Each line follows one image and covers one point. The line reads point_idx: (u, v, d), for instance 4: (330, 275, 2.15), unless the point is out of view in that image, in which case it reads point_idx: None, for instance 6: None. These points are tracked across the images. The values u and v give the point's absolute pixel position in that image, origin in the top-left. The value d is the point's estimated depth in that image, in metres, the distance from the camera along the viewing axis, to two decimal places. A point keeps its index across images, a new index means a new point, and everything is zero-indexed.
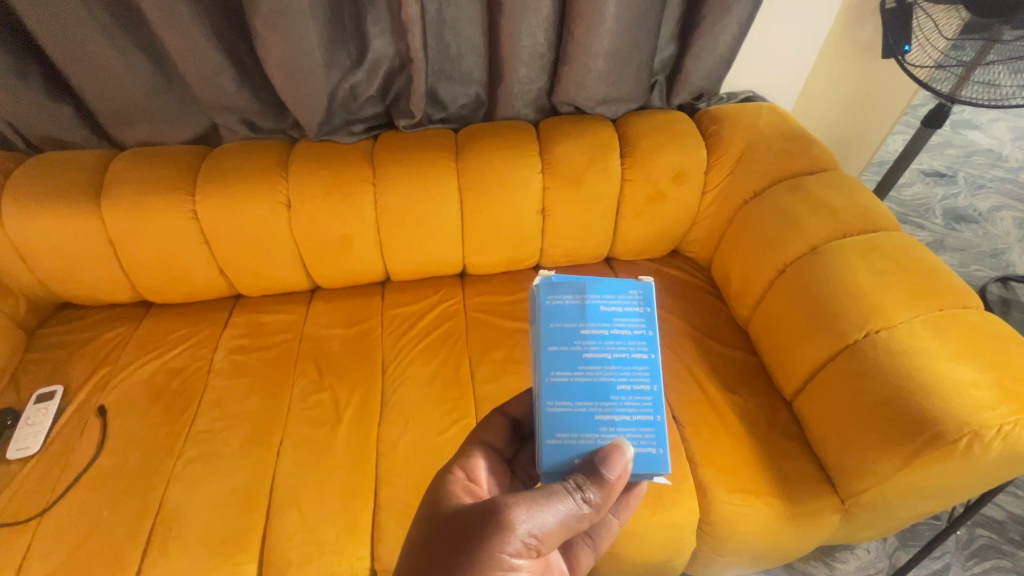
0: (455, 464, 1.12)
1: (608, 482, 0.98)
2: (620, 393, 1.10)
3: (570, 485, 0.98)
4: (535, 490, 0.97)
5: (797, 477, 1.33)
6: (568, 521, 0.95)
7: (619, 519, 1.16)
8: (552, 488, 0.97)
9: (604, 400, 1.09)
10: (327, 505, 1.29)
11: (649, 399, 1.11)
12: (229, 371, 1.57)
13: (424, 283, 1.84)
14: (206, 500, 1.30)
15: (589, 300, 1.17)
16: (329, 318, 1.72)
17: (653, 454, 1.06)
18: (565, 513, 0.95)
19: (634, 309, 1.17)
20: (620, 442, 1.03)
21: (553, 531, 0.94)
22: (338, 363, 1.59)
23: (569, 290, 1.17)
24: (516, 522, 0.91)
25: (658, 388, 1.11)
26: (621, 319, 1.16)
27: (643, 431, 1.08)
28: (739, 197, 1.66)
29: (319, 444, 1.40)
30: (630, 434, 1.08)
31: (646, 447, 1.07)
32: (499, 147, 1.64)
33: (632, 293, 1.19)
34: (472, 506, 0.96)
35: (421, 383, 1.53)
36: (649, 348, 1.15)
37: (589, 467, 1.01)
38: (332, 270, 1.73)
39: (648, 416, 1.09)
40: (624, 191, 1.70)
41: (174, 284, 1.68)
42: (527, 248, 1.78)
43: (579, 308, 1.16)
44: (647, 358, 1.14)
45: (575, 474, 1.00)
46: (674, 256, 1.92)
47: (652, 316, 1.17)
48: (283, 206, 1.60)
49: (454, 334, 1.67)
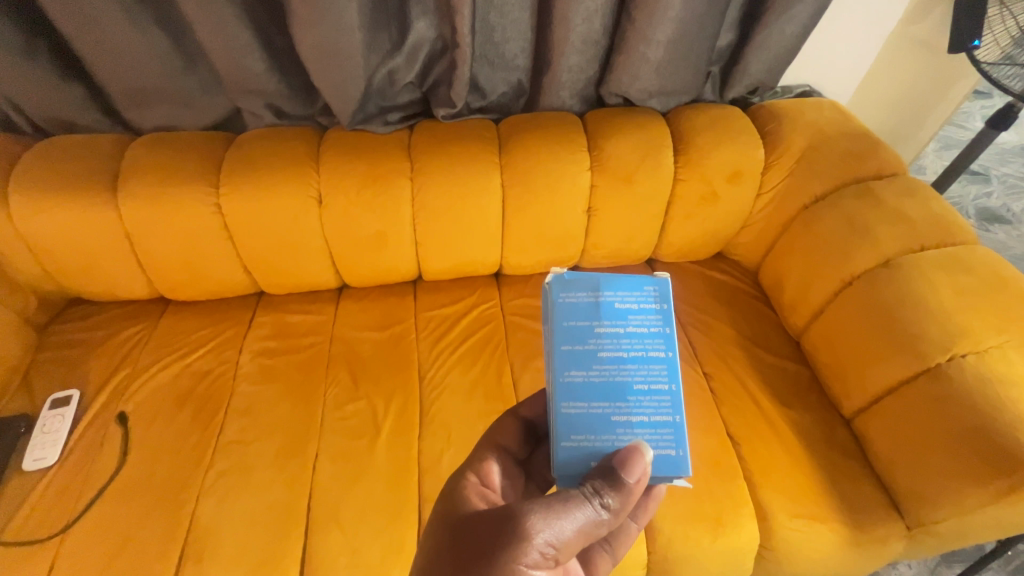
0: (469, 468, 1.12)
1: (626, 487, 0.99)
2: (636, 393, 1.11)
3: (589, 491, 0.99)
4: (552, 499, 0.97)
5: (861, 500, 1.27)
6: (586, 528, 0.96)
7: (638, 523, 1.11)
8: (570, 495, 0.97)
9: (621, 400, 1.10)
10: (370, 524, 1.22)
11: (666, 399, 1.11)
12: (257, 376, 1.48)
13: (457, 283, 1.74)
14: (242, 516, 1.23)
15: (604, 297, 1.17)
16: (360, 320, 1.63)
17: (671, 455, 1.06)
18: (584, 521, 0.95)
19: (650, 306, 1.17)
20: (638, 445, 1.04)
21: (572, 538, 0.94)
22: (372, 369, 1.50)
23: (585, 288, 1.18)
24: (535, 530, 0.91)
25: (675, 387, 1.11)
26: (637, 316, 1.17)
27: (660, 432, 1.09)
28: (798, 201, 1.57)
29: (357, 457, 1.32)
30: (646, 435, 1.09)
31: (664, 448, 1.08)
32: (546, 141, 1.53)
33: (648, 290, 1.20)
34: (489, 513, 0.96)
35: (463, 392, 1.45)
36: (666, 346, 1.15)
37: (606, 472, 1.02)
38: (364, 269, 1.63)
39: (666, 416, 1.10)
40: (676, 190, 1.60)
41: (194, 281, 1.57)
42: (568, 249, 1.68)
43: (594, 306, 1.16)
44: (664, 356, 1.14)
45: (592, 480, 1.00)
46: (719, 259, 1.84)
47: (668, 313, 1.18)
48: (314, 199, 1.49)
49: (493, 340, 1.58)
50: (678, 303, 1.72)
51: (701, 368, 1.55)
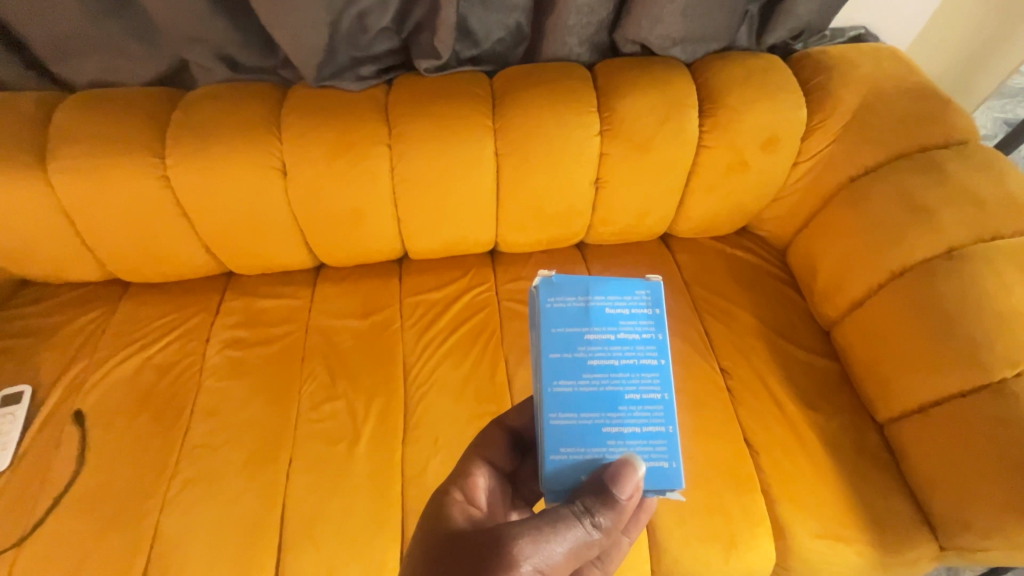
0: (452, 485, 0.95)
1: (620, 504, 0.85)
2: (628, 404, 0.94)
3: (579, 510, 0.84)
4: (540, 519, 0.83)
5: (890, 517, 1.15)
6: (577, 550, 0.83)
7: (632, 537, 0.98)
8: (559, 515, 0.84)
9: (613, 411, 0.93)
10: (349, 540, 1.12)
11: (659, 408, 0.94)
12: (225, 371, 1.34)
13: (447, 263, 1.56)
14: (210, 530, 1.13)
15: (592, 302, 0.98)
16: (339, 305, 1.47)
17: (663, 468, 0.91)
18: (576, 543, 0.82)
19: (641, 312, 0.99)
20: (630, 458, 0.88)
21: (561, 564, 0.81)
22: (353, 364, 1.36)
23: (574, 290, 0.99)
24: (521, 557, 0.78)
25: (668, 396, 0.95)
26: (629, 322, 0.98)
27: (651, 444, 0.93)
28: (843, 173, 1.34)
29: (335, 464, 1.20)
30: (638, 446, 0.93)
31: (656, 461, 0.92)
32: (548, 100, 1.29)
33: (640, 294, 1.00)
34: (471, 538, 0.83)
35: (452, 391, 1.31)
36: (658, 354, 0.97)
37: (597, 486, 0.87)
38: (342, 249, 1.46)
39: (658, 427, 0.93)
40: (699, 159, 1.37)
41: (151, 263, 1.41)
42: (572, 225, 1.49)
43: (584, 311, 0.97)
44: (656, 365, 0.96)
45: (583, 497, 0.86)
46: (742, 234, 1.63)
47: (661, 317, 0.99)
48: (278, 171, 1.28)
49: (486, 329, 1.42)
50: (694, 286, 1.53)
51: (717, 362, 1.38)
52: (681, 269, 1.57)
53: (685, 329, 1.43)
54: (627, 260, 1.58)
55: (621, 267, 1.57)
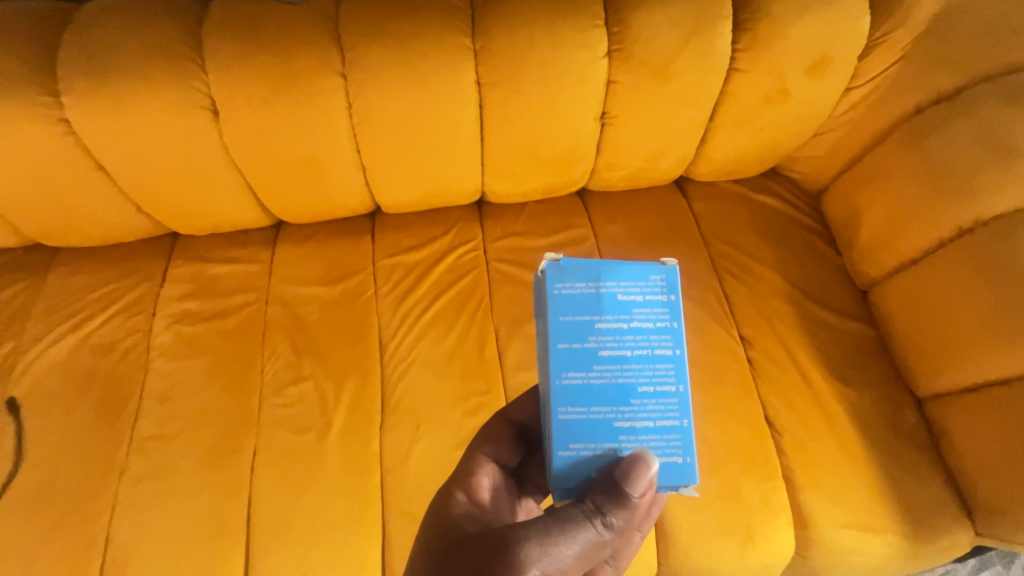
0: (453, 487, 0.81)
1: (635, 502, 0.68)
2: (641, 397, 0.75)
3: (590, 511, 0.68)
4: (546, 519, 0.69)
5: (923, 503, 1.04)
6: (587, 553, 0.67)
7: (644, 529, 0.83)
8: (566, 515, 0.68)
9: (625, 405, 0.74)
10: (326, 538, 1.02)
11: (673, 401, 0.75)
12: (176, 349, 1.18)
13: (427, 217, 1.35)
14: (169, 532, 1.02)
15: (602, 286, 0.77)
16: (304, 270, 1.28)
17: (677, 463, 0.73)
18: (586, 546, 0.67)
19: (656, 298, 0.77)
20: (643, 452, 0.71)
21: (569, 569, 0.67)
22: (322, 339, 1.19)
23: (581, 273, 0.77)
24: (524, 565, 0.64)
25: (685, 387, 0.75)
26: (643, 309, 0.77)
27: (665, 439, 0.74)
28: (908, 101, 1.11)
29: (306, 456, 1.07)
30: (651, 441, 0.74)
31: (668, 457, 0.74)
32: (544, 12, 1.02)
33: (652, 278, 0.78)
34: (472, 544, 0.69)
35: (435, 368, 1.16)
36: (673, 342, 0.76)
37: (607, 482, 0.70)
38: (302, 204, 1.24)
39: (674, 422, 0.74)
40: (730, 87, 1.12)
41: (77, 225, 1.20)
42: (573, 171, 1.26)
43: (594, 298, 0.76)
44: (670, 355, 0.76)
45: (594, 494, 0.69)
46: (769, 177, 1.41)
47: (676, 304, 0.78)
48: (208, 111, 1.04)
49: (473, 296, 1.24)
50: (712, 240, 1.33)
51: (738, 330, 1.21)
52: (698, 219, 1.36)
53: (702, 291, 1.25)
54: (635, 210, 1.37)
55: (629, 219, 1.36)
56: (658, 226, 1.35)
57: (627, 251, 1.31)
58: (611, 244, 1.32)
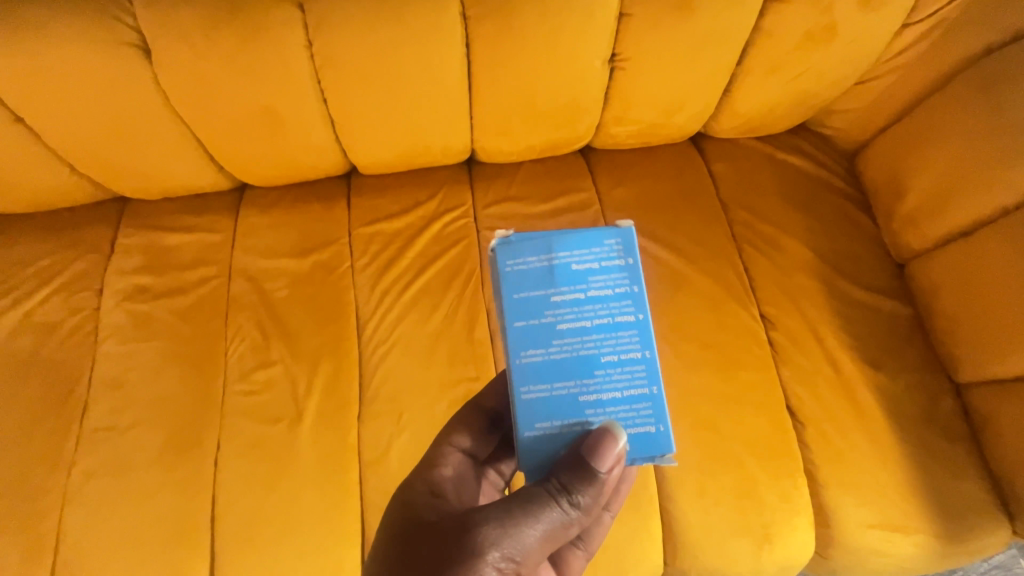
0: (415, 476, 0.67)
1: (604, 475, 0.57)
2: (605, 368, 0.62)
3: (555, 489, 0.58)
4: (506, 499, 0.58)
5: (959, 502, 0.94)
6: (551, 537, 0.57)
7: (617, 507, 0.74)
8: (526, 494, 0.58)
9: (588, 379, 0.62)
10: (299, 540, 0.92)
11: (640, 367, 0.62)
12: (127, 330, 1.05)
13: (410, 179, 1.19)
14: (125, 534, 0.92)
15: (553, 257, 0.63)
16: (272, 240, 1.13)
17: (651, 433, 0.62)
18: (553, 526, 0.57)
19: (614, 263, 0.64)
20: (609, 426, 0.59)
21: (533, 555, 0.57)
22: (292, 319, 1.06)
23: (528, 245, 0.64)
24: (482, 553, 0.54)
25: (652, 351, 0.62)
26: (598, 277, 0.63)
27: (634, 408, 0.62)
28: (980, 40, 0.98)
29: (275, 449, 0.96)
30: (620, 413, 0.62)
31: (638, 427, 0.62)
32: None
33: (604, 243, 0.64)
34: (428, 533, 0.59)
35: (419, 352, 1.03)
36: (636, 307, 0.63)
37: (572, 461, 0.58)
38: (267, 164, 1.09)
39: (643, 390, 0.62)
40: (765, 25, 0.96)
41: (8, 188, 1.06)
42: (576, 125, 1.11)
43: (545, 272, 0.63)
44: (634, 322, 0.63)
45: (559, 472, 0.58)
46: (796, 134, 1.26)
47: (636, 267, 0.64)
48: (139, 51, 0.87)
49: (462, 270, 1.10)
50: (731, 207, 1.18)
51: (758, 309, 1.08)
52: (717, 182, 1.21)
53: (718, 264, 1.11)
54: (646, 172, 1.21)
55: (639, 181, 1.20)
56: (671, 190, 1.19)
57: (636, 219, 1.16)
58: (618, 211, 1.17)
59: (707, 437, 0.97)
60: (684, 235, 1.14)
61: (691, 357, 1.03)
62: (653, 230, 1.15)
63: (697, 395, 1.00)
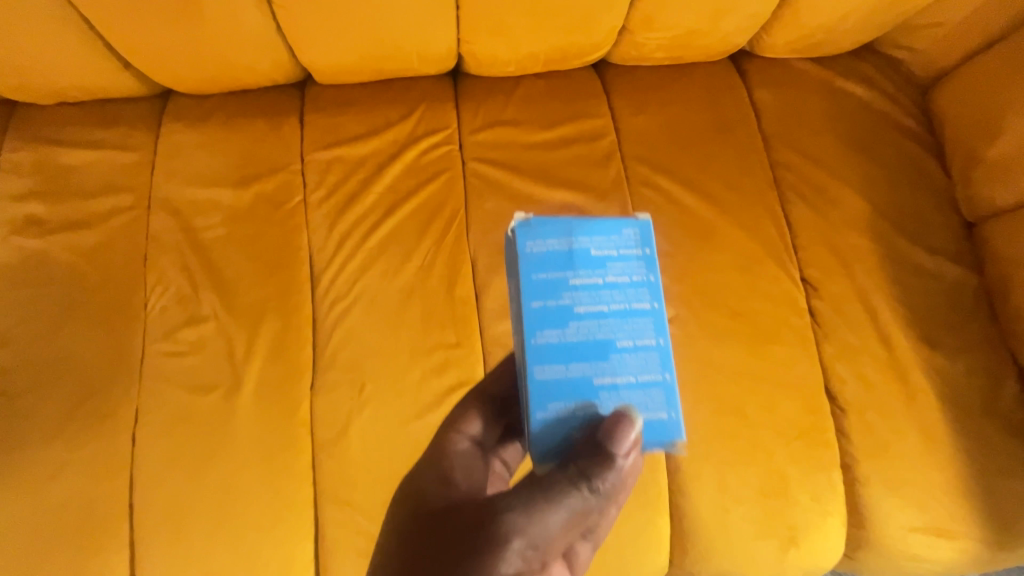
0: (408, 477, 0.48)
1: (623, 457, 0.41)
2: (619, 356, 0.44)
3: (573, 475, 0.40)
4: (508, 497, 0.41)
5: (1016, 504, 0.81)
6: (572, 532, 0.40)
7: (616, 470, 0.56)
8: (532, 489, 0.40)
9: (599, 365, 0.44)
10: (238, 531, 0.77)
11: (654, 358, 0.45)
12: (19, 272, 0.84)
13: (379, 93, 0.95)
14: (22, 522, 0.75)
15: (570, 236, 0.46)
16: (201, 163, 0.90)
17: (662, 422, 0.44)
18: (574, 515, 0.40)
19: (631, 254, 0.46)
20: (625, 411, 0.42)
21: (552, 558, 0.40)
22: (227, 264, 0.85)
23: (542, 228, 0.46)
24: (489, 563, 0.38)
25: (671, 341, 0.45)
26: (616, 264, 0.46)
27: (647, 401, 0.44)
28: None
29: (205, 424, 0.79)
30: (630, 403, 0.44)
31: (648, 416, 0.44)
32: None
33: (627, 223, 0.47)
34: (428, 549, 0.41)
35: (387, 311, 0.84)
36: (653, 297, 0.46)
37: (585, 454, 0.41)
38: (193, 59, 0.85)
39: (656, 378, 0.44)
40: None
41: None
42: (590, 27, 0.86)
43: (558, 252, 0.46)
44: (650, 311, 0.45)
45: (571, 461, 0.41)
46: (861, 57, 1.02)
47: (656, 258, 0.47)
48: None
49: (441, 210, 0.88)
50: (776, 146, 0.96)
51: (799, 272, 0.90)
52: (760, 115, 0.98)
53: (756, 215, 0.91)
54: (674, 97, 0.97)
55: (666, 108, 0.96)
56: (705, 120, 0.96)
57: (659, 155, 0.94)
58: (637, 143, 0.94)
59: (729, 423, 0.81)
60: (717, 178, 0.93)
61: (718, 327, 0.85)
62: (679, 170, 0.93)
63: (720, 373, 0.83)
